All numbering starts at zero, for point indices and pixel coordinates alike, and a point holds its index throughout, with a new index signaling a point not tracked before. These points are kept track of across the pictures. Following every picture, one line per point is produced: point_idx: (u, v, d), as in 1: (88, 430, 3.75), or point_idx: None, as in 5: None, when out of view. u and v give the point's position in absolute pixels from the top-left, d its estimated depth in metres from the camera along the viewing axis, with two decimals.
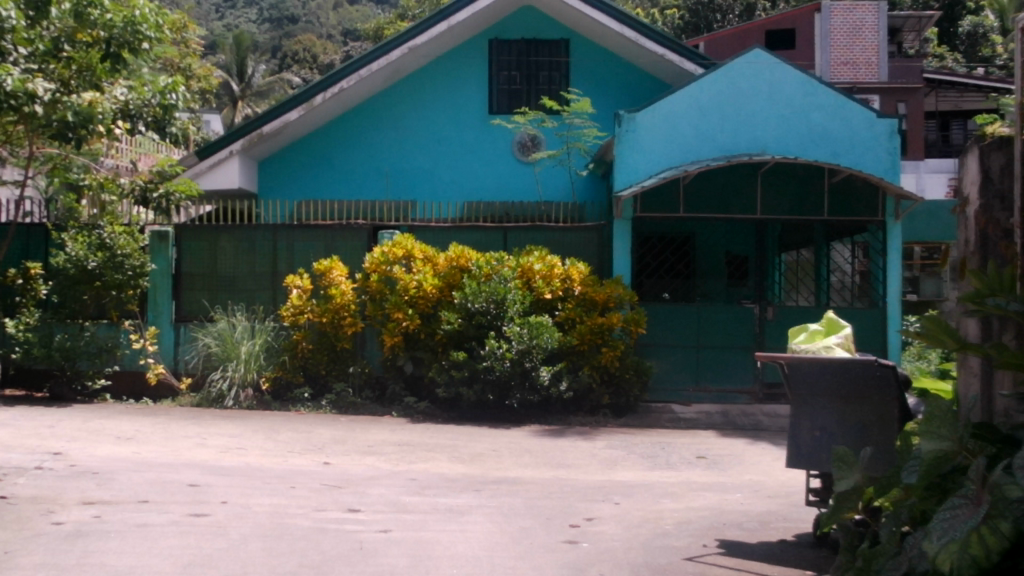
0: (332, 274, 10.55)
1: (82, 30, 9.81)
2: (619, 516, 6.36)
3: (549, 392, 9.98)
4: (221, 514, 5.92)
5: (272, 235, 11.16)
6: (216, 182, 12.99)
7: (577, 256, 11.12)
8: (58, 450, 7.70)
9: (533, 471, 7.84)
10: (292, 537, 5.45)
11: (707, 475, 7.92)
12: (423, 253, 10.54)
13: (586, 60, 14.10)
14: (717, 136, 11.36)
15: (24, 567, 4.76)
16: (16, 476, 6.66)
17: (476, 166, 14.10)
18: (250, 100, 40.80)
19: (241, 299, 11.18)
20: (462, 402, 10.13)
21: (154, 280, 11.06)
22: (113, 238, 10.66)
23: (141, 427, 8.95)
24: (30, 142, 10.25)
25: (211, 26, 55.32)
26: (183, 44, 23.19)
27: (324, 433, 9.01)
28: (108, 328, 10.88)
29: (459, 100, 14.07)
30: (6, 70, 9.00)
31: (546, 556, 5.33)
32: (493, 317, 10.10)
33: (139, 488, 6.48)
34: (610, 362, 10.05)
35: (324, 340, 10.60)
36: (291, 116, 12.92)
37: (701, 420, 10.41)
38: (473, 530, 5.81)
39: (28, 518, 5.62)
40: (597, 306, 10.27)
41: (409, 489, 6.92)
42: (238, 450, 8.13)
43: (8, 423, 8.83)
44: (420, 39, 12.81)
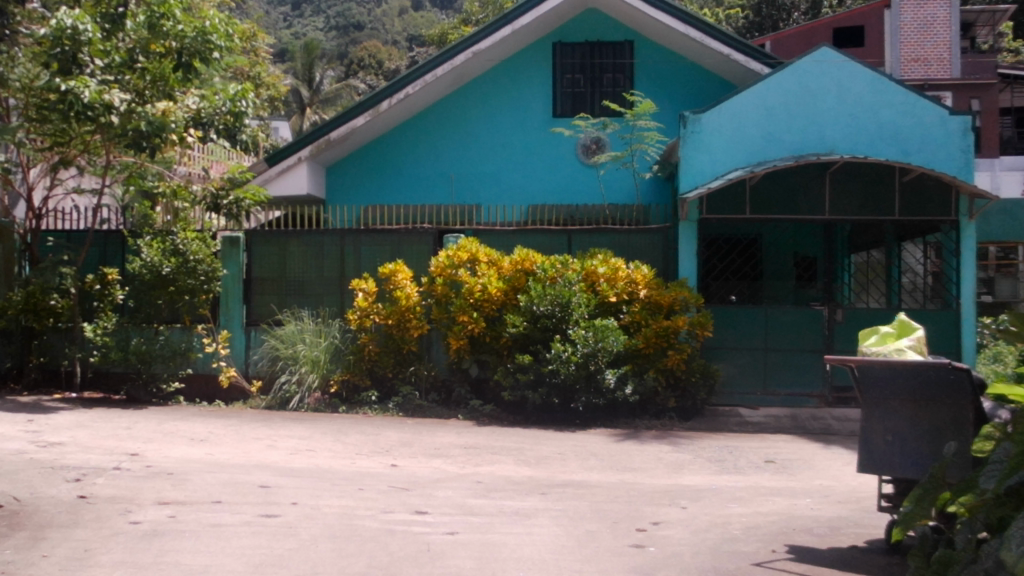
0: (397, 277, 10.63)
1: (156, 42, 10.03)
2: (687, 521, 6.31)
3: (615, 395, 9.92)
4: (291, 514, 6.01)
5: (339, 240, 11.31)
6: (285, 188, 13.19)
7: (642, 259, 11.07)
8: (135, 451, 7.89)
9: (599, 474, 7.82)
10: (361, 538, 5.51)
11: (775, 480, 7.82)
12: (487, 256, 10.57)
13: (650, 62, 14.03)
14: (784, 136, 11.22)
15: (104, 565, 4.88)
16: (95, 476, 6.84)
17: (541, 170, 14.13)
18: (318, 108, 41.42)
19: (309, 302, 11.35)
20: (527, 405, 10.16)
21: (226, 286, 11.31)
22: (186, 244, 10.81)
23: (213, 429, 9.13)
24: (108, 150, 10.51)
25: (279, 35, 56.22)
26: (253, 53, 23.69)
27: (391, 436, 9.10)
28: (181, 332, 11.12)
29: (523, 104, 14.12)
30: (83, 82, 9.35)
31: (614, 560, 5.31)
32: (558, 320, 10.09)
33: (213, 489, 6.61)
34: (676, 365, 9.96)
35: (389, 343, 10.65)
36: (357, 122, 13.06)
37: (769, 424, 10.29)
38: (540, 534, 5.81)
39: (107, 517, 5.77)
40: (662, 309, 10.19)
41: (476, 492, 6.95)
42: (307, 452, 8.26)
43: (88, 425, 9.08)
44: (484, 44, 12.88)
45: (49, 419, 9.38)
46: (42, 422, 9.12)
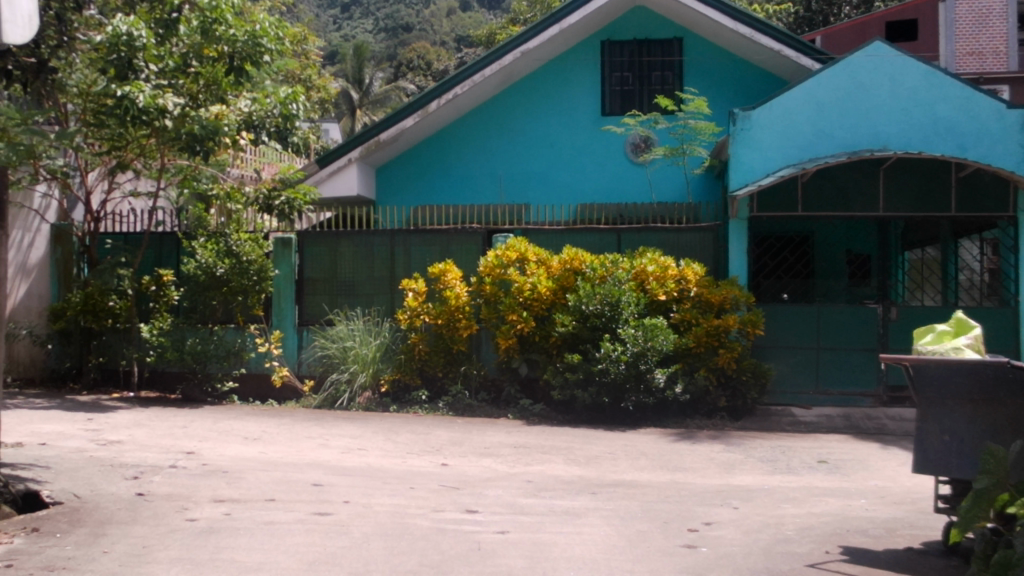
0: (447, 277, 10.67)
1: (208, 46, 10.07)
2: (738, 521, 6.26)
3: (665, 395, 9.88)
4: (343, 512, 6.06)
5: (389, 240, 11.38)
6: (336, 189, 13.29)
7: (692, 257, 10.99)
8: (191, 449, 8.02)
9: (650, 474, 7.78)
10: (412, 536, 5.55)
11: (829, 480, 7.73)
12: (536, 255, 10.57)
13: (699, 59, 13.92)
14: (836, 132, 11.08)
15: (162, 561, 4.97)
16: (152, 474, 6.96)
17: (590, 169, 14.09)
18: (368, 109, 41.77)
19: (360, 302, 11.43)
20: (577, 405, 10.12)
21: (278, 285, 11.45)
22: (239, 245, 11.03)
23: (267, 428, 9.24)
24: (162, 154, 10.67)
25: (330, 37, 56.76)
26: (303, 55, 23.94)
27: (442, 435, 9.14)
28: (235, 331, 11.33)
29: (572, 103, 14.09)
30: (138, 87, 9.51)
31: (665, 560, 5.29)
32: (608, 319, 10.04)
33: (267, 487, 6.69)
34: (727, 364, 9.89)
35: (439, 343, 10.72)
36: (406, 123, 13.14)
37: (822, 424, 10.16)
38: (590, 533, 5.80)
39: (164, 515, 5.87)
40: (712, 307, 10.13)
41: (526, 491, 6.96)
42: (359, 451, 8.32)
43: (145, 423, 9.24)
44: (532, 43, 12.86)
45: (108, 417, 9.56)
46: (100, 421, 9.30)
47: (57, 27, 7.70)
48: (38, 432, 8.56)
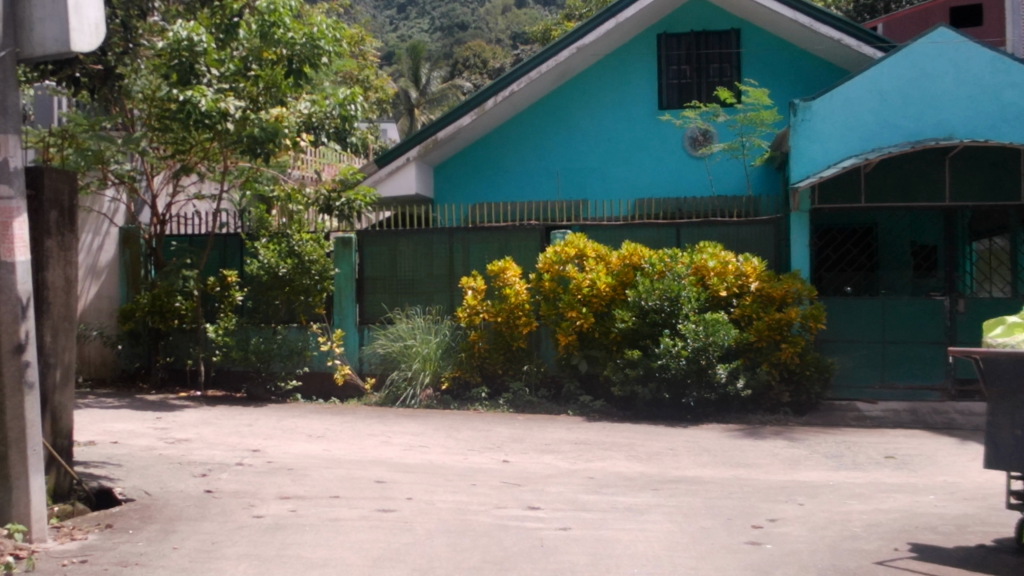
0: (506, 275, 10.67)
1: (267, 50, 10.23)
2: (804, 518, 6.18)
3: (727, 390, 9.78)
4: (406, 509, 6.11)
5: (448, 238, 11.44)
6: (395, 189, 13.38)
7: (753, 251, 10.86)
8: (256, 447, 8.14)
9: (712, 471, 7.72)
10: (475, 533, 5.57)
11: (897, 476, 7.59)
12: (595, 251, 10.52)
13: (757, 51, 13.77)
14: (899, 122, 10.87)
15: (230, 557, 5.05)
16: (220, 472, 7.08)
17: (647, 163, 14.01)
18: (425, 108, 42.01)
19: (419, 300, 11.51)
20: (637, 401, 10.07)
21: (338, 284, 11.56)
22: (301, 245, 11.13)
23: (330, 426, 9.34)
24: (226, 156, 10.83)
25: (387, 38, 57.13)
26: (360, 57, 24.15)
27: (503, 432, 9.15)
28: (298, 331, 11.50)
29: (628, 97, 14.02)
30: (201, 91, 9.65)
31: (729, 556, 5.24)
32: (668, 314, 9.99)
33: (330, 484, 6.77)
34: (790, 359, 9.77)
35: (499, 340, 10.76)
36: (463, 121, 13.19)
37: (888, 419, 9.98)
38: (653, 530, 5.77)
39: (232, 511, 5.96)
40: (774, 302, 10.01)
41: (588, 488, 6.94)
42: (421, 448, 8.38)
43: (212, 422, 9.40)
44: (589, 38, 12.85)
45: (176, 416, 9.75)
46: (169, 420, 9.48)
47: (123, 34, 7.81)
48: (110, 430, 8.77)
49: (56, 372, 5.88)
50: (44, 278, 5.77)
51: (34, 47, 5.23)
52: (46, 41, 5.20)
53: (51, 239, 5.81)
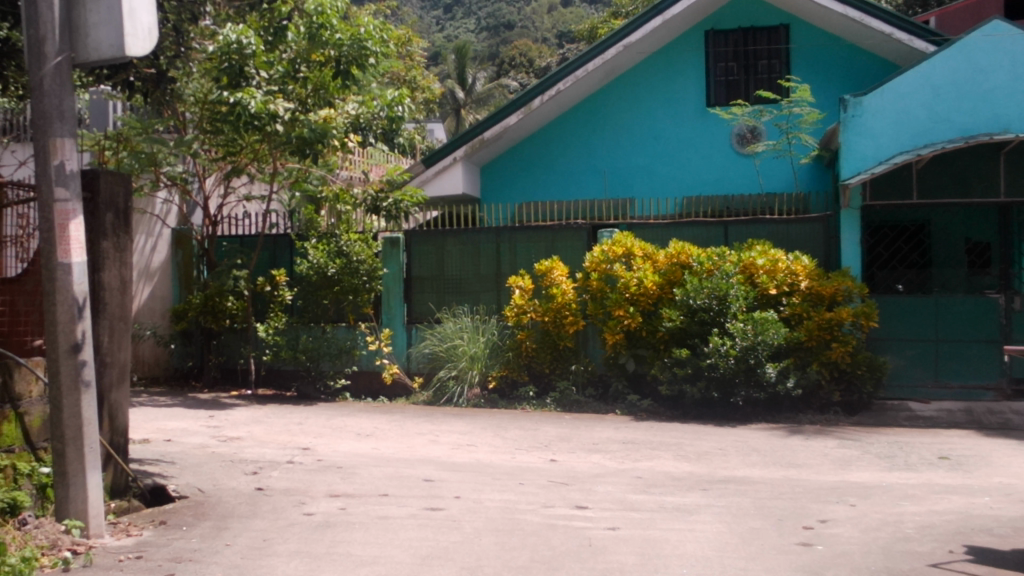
0: (553, 274, 10.71)
1: (316, 50, 10.35)
2: (856, 519, 6.10)
3: (776, 389, 9.66)
4: (455, 507, 6.13)
5: (495, 237, 11.45)
6: (441, 188, 13.41)
7: (803, 249, 10.75)
8: (306, 445, 8.22)
9: (762, 470, 7.65)
10: (523, 532, 5.57)
11: (951, 476, 7.46)
12: (642, 250, 10.48)
13: (807, 46, 13.59)
14: (951, 116, 10.68)
15: (281, 554, 5.10)
16: (271, 470, 7.16)
17: (694, 161, 13.92)
18: (471, 108, 42.17)
19: (466, 300, 11.54)
20: (686, 400, 10.03)
21: (386, 284, 11.58)
22: (350, 245, 11.22)
23: (379, 424, 9.40)
24: (275, 158, 10.94)
25: (433, 39, 57.39)
26: (407, 57, 24.31)
27: (550, 431, 9.15)
28: (346, 330, 11.52)
29: (676, 94, 13.94)
30: (251, 93, 9.77)
31: (780, 558, 5.19)
32: (716, 313, 9.91)
33: (379, 483, 6.81)
34: (841, 358, 9.63)
35: (547, 339, 10.77)
36: (510, 121, 13.22)
37: (942, 419, 9.82)
38: (703, 530, 5.73)
39: (283, 509, 6.03)
40: (824, 300, 9.91)
41: (635, 487, 6.91)
42: (469, 447, 8.41)
43: (262, 420, 9.52)
44: (635, 36, 12.80)
45: (228, 414, 9.88)
46: (221, 418, 9.61)
47: (175, 38, 7.86)
48: (164, 429, 8.92)
49: (112, 371, 5.99)
50: (101, 278, 5.87)
51: (90, 52, 5.31)
52: (101, 45, 5.29)
53: (107, 241, 5.92)
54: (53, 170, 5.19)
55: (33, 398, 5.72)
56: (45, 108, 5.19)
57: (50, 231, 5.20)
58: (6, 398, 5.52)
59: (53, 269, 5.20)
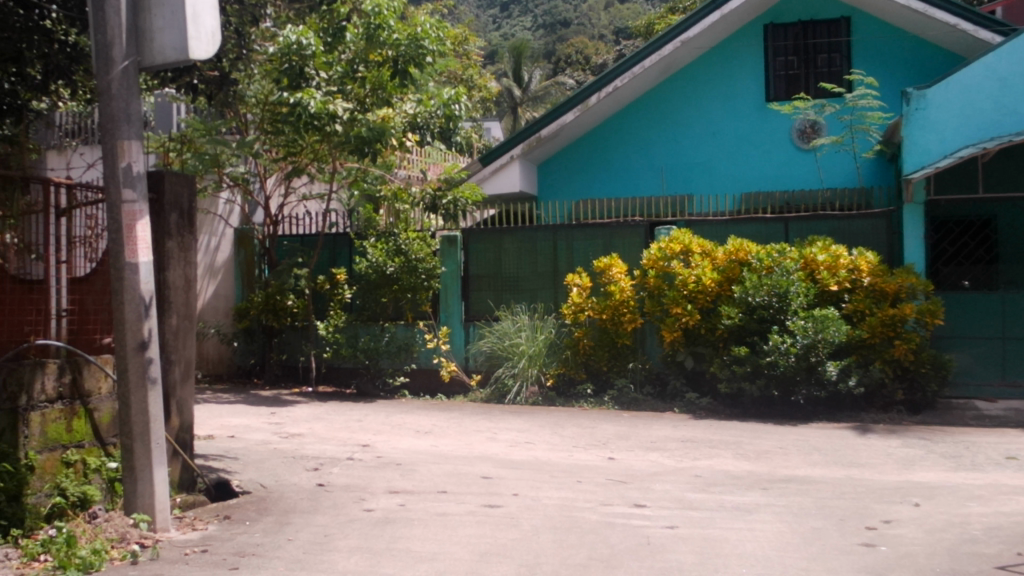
0: (611, 271, 10.66)
1: (374, 51, 10.47)
2: (921, 519, 5.99)
3: (838, 388, 9.52)
4: (513, 505, 6.15)
5: (552, 235, 11.45)
6: (499, 186, 13.41)
7: (865, 244, 10.57)
8: (366, 443, 8.29)
9: (824, 470, 7.54)
10: (581, 530, 5.56)
11: (1020, 477, 7.28)
12: (701, 247, 10.37)
13: (869, 39, 13.33)
14: (1020, 107, 10.44)
15: (342, 549, 5.16)
16: (331, 466, 7.24)
17: (753, 157, 13.77)
18: (527, 107, 42.27)
19: (524, 298, 11.56)
20: (745, 398, 9.94)
21: (444, 282, 11.67)
22: (408, 244, 11.33)
23: (437, 422, 9.46)
24: (335, 158, 11.06)
25: (489, 37, 57.54)
26: (465, 56, 24.42)
27: (608, 429, 9.13)
28: (405, 328, 11.64)
29: (734, 89, 13.81)
30: (310, 93, 9.90)
31: (842, 558, 5.12)
32: (776, 310, 9.79)
33: (438, 479, 6.86)
34: (904, 355, 9.46)
35: (604, 337, 10.74)
36: (567, 118, 13.20)
37: (1009, 418, 9.60)
38: (763, 530, 5.67)
39: (343, 505, 6.10)
40: (887, 297, 9.73)
41: (695, 486, 6.87)
42: (526, 444, 8.42)
43: (323, 417, 9.63)
44: (694, 31, 12.68)
45: (290, 411, 10.02)
46: (283, 415, 9.74)
47: (237, 40, 7.95)
48: (228, 425, 9.07)
49: (178, 369, 6.10)
50: (167, 278, 6.00)
51: (155, 56, 5.42)
52: (165, 49, 5.39)
53: (172, 240, 6.05)
54: (120, 173, 5.31)
55: (101, 395, 5.87)
56: (113, 112, 5.31)
57: (118, 231, 5.31)
58: (75, 394, 5.67)
59: (121, 268, 5.31)
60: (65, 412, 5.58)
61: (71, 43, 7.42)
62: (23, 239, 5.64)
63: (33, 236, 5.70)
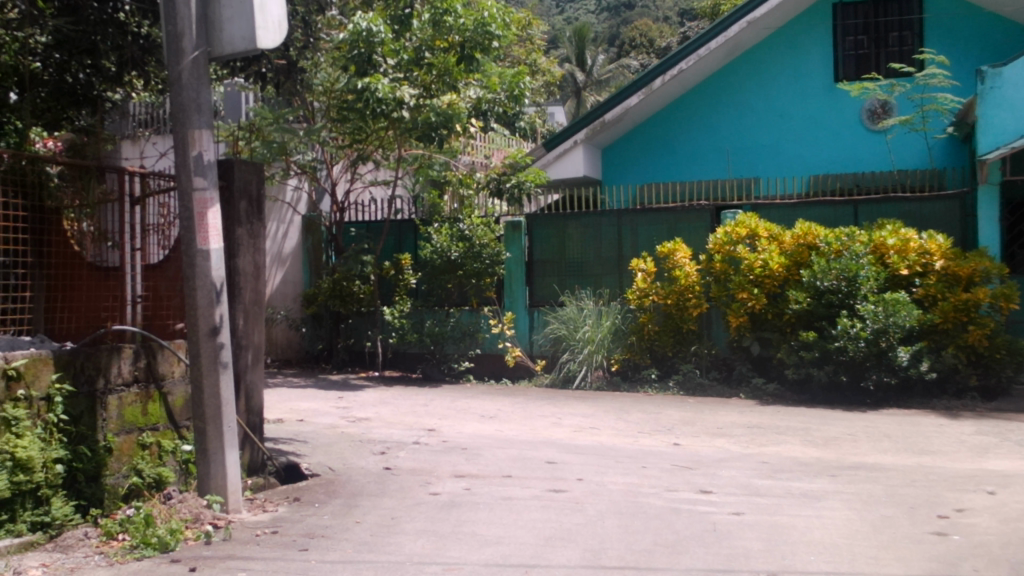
0: (676, 256, 10.58)
1: (440, 37, 10.54)
2: (995, 508, 5.85)
3: (909, 374, 9.31)
4: (577, 490, 6.15)
5: (616, 220, 11.41)
6: (564, 171, 13.38)
7: (935, 227, 10.36)
8: (431, 427, 8.36)
9: (894, 457, 7.41)
10: (646, 516, 5.55)
11: None
12: (768, 231, 10.26)
13: (942, 15, 12.99)
14: None
15: (409, 532, 5.22)
16: (398, 450, 7.33)
17: (822, 139, 13.52)
18: (592, 91, 42.28)
19: (589, 283, 11.53)
20: (813, 384, 9.83)
21: (509, 268, 11.75)
22: (472, 229, 11.45)
23: (502, 407, 9.49)
24: (400, 145, 11.12)
25: (552, 22, 57.44)
26: (528, 42, 24.49)
27: (673, 415, 9.08)
28: (470, 314, 11.68)
29: (802, 70, 13.57)
30: (377, 79, 10.04)
31: (913, 547, 5.03)
32: (845, 295, 9.62)
33: (503, 464, 6.89)
34: (979, 341, 9.20)
35: (669, 322, 10.65)
36: (631, 102, 13.11)
37: None
38: (832, 517, 5.60)
39: (410, 488, 6.17)
40: (960, 281, 9.49)
41: (761, 472, 6.81)
42: (591, 430, 8.41)
43: (389, 402, 9.74)
44: (760, 11, 12.50)
45: (356, 396, 10.14)
46: (349, 399, 9.87)
47: (304, 30, 8.04)
48: (296, 409, 9.21)
49: (248, 354, 6.22)
50: (236, 264, 6.10)
51: (224, 46, 5.50)
52: (234, 39, 5.47)
53: (242, 228, 6.15)
54: (193, 161, 5.41)
55: (175, 379, 5.99)
56: (184, 101, 5.40)
57: (190, 219, 5.42)
58: (150, 378, 5.80)
59: (194, 255, 5.41)
60: (141, 396, 5.71)
61: (145, 34, 7.48)
62: (99, 228, 5.88)
63: (109, 225, 5.92)
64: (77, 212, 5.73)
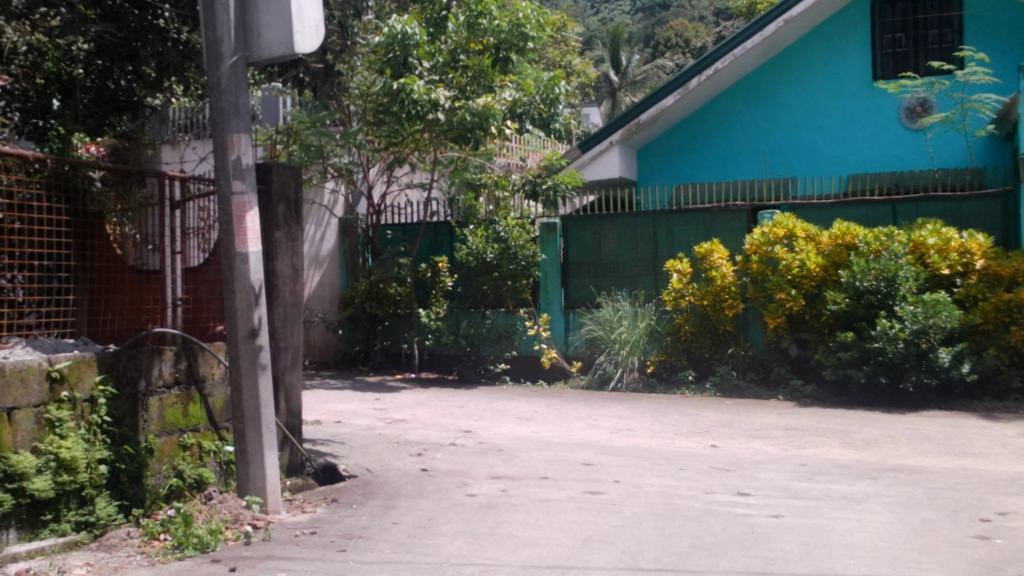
0: (713, 257, 10.53)
1: (475, 40, 10.58)
2: None
3: (950, 375, 9.19)
4: (614, 492, 6.14)
5: (652, 221, 11.37)
6: (599, 173, 13.36)
7: (977, 226, 10.19)
8: (468, 429, 8.37)
9: (935, 460, 7.31)
10: (683, 518, 5.53)
11: None
12: (806, 231, 10.19)
13: (980, 11, 12.77)
14: None
15: (446, 533, 5.24)
16: (435, 451, 7.35)
17: (859, 137, 13.39)
18: (626, 92, 42.13)
19: (624, 284, 11.50)
20: (852, 386, 9.73)
21: (544, 270, 11.71)
22: (507, 231, 11.43)
23: (538, 409, 9.49)
24: (436, 147, 11.16)
25: (587, 23, 57.33)
26: (562, 43, 24.46)
27: (711, 417, 9.03)
28: (506, 316, 11.75)
29: (840, 68, 13.45)
30: (412, 80, 10.09)
31: (955, 550, 4.97)
32: (885, 295, 9.50)
33: (539, 465, 6.89)
34: (1022, 342, 9.09)
35: (706, 323, 10.64)
36: (666, 102, 13.07)
37: None
38: (871, 520, 5.54)
39: (447, 489, 6.19)
40: (1002, 281, 9.34)
41: (799, 475, 6.75)
42: (627, 431, 8.38)
43: (426, 403, 9.77)
44: (796, 10, 12.41)
45: (394, 397, 10.19)
46: (387, 401, 9.91)
47: (341, 34, 8.05)
48: (334, 410, 9.28)
49: (286, 356, 6.27)
50: (275, 267, 6.15)
51: (263, 51, 5.54)
52: (273, 45, 5.51)
53: (281, 230, 6.21)
54: (231, 165, 5.47)
55: (215, 380, 6.06)
56: (223, 106, 5.46)
57: (229, 223, 5.48)
58: (191, 380, 5.87)
59: (233, 257, 5.47)
60: (182, 397, 5.77)
61: (184, 40, 7.43)
62: (142, 232, 5.96)
63: (150, 228, 6.00)
64: (120, 216, 5.82)
